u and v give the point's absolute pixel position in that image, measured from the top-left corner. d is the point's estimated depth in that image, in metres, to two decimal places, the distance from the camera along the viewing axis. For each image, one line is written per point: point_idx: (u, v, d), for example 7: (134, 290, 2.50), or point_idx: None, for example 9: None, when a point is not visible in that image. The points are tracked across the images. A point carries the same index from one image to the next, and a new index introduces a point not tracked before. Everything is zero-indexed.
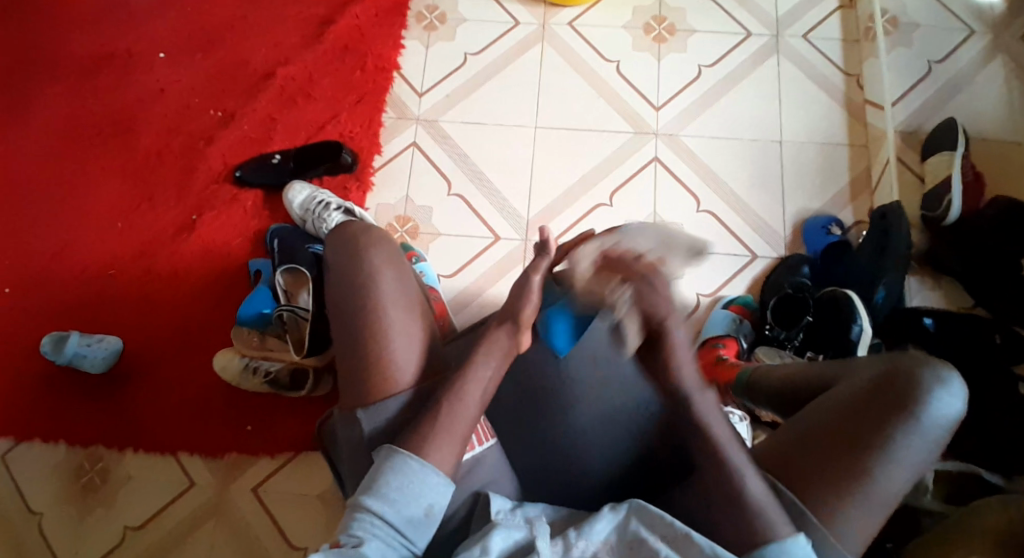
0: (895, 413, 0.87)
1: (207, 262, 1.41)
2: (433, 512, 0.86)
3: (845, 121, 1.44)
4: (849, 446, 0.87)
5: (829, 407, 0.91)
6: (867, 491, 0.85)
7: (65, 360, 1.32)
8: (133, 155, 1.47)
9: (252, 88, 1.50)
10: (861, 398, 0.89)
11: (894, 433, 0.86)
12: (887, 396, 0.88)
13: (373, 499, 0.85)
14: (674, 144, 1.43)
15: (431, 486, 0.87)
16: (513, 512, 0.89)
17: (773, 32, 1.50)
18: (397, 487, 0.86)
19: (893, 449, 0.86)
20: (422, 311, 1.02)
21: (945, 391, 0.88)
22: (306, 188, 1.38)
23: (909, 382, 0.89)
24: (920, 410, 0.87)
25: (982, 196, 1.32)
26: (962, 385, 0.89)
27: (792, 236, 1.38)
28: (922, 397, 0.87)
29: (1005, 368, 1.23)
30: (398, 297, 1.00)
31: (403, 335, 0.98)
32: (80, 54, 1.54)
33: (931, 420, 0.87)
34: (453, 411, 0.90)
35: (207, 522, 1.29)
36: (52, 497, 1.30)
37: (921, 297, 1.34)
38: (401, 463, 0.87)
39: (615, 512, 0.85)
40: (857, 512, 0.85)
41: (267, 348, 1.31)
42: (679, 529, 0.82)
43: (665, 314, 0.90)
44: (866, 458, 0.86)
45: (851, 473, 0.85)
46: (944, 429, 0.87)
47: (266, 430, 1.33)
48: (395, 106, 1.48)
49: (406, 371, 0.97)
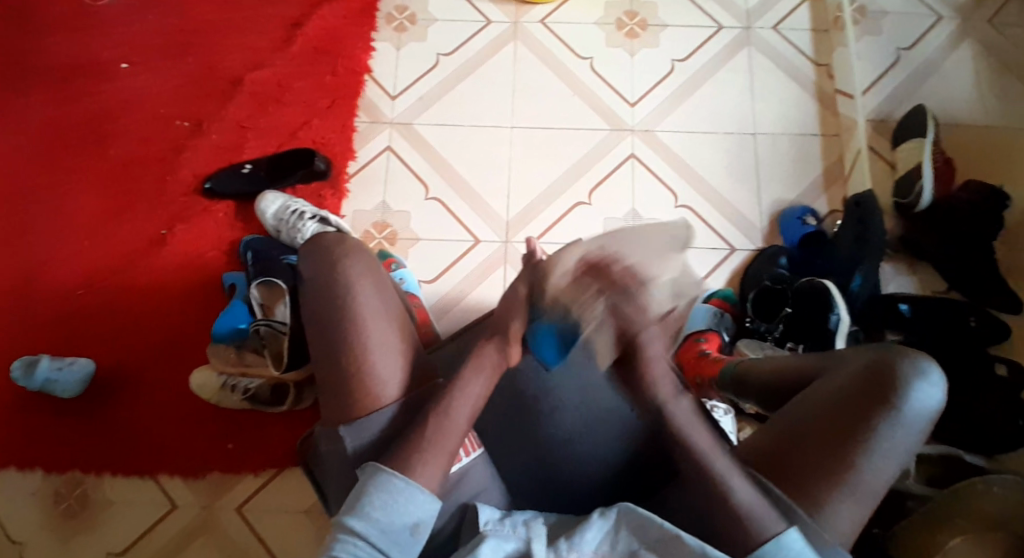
0: (877, 405, 0.88)
1: (181, 277, 1.37)
2: (419, 529, 0.86)
3: (817, 110, 1.45)
4: (835, 440, 0.87)
5: (812, 401, 0.91)
6: (854, 485, 0.86)
7: (38, 384, 1.28)
8: (97, 169, 1.43)
9: (219, 96, 1.46)
10: (844, 392, 0.90)
11: (877, 425, 0.87)
12: (870, 388, 0.89)
13: (357, 519, 0.84)
14: (651, 140, 1.43)
15: (416, 503, 0.86)
16: (502, 522, 0.87)
17: (744, 24, 1.51)
18: (381, 506, 0.85)
19: (878, 441, 0.86)
20: (403, 321, 1.01)
21: (925, 382, 0.89)
22: (280, 197, 1.35)
23: (890, 374, 0.89)
24: (902, 402, 0.88)
25: (953, 181, 1.34)
26: (941, 374, 0.90)
27: (768, 227, 1.39)
28: (903, 388, 0.88)
29: (981, 351, 1.26)
30: (380, 308, 0.99)
31: (387, 346, 0.97)
32: (37, 65, 1.49)
33: (913, 411, 0.88)
34: (441, 428, 0.90)
35: (193, 543, 1.26)
36: (31, 524, 1.27)
37: (898, 284, 1.36)
38: (385, 481, 0.86)
39: (605, 519, 0.84)
40: (845, 506, 0.85)
41: (245, 363, 1.28)
42: (669, 531, 0.82)
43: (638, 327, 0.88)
44: (851, 452, 0.86)
45: (836, 466, 0.86)
46: (926, 419, 0.89)
47: (249, 446, 1.30)
48: (367, 111, 1.45)
49: (391, 384, 0.96)
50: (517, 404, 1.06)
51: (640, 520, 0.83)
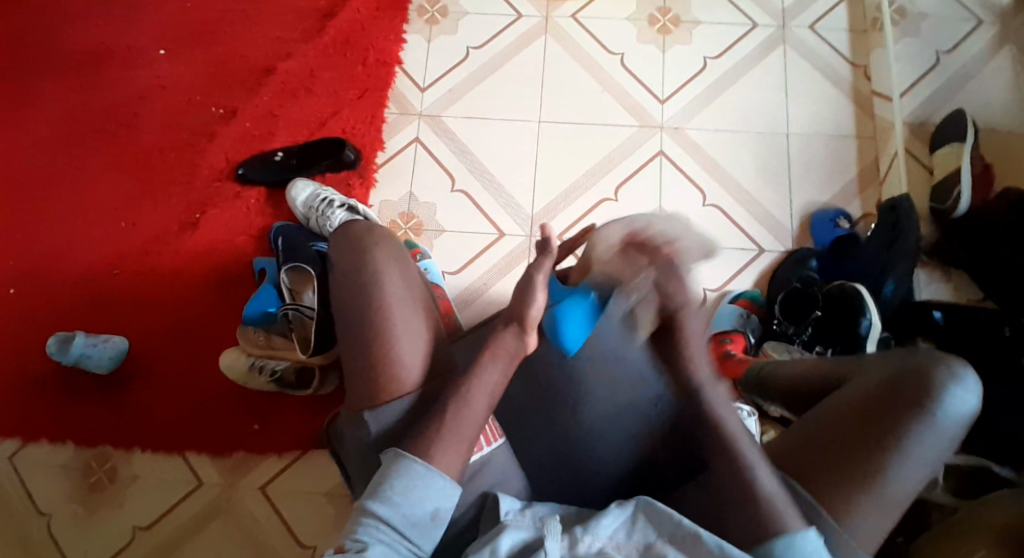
0: (909, 410, 0.86)
1: (211, 261, 1.40)
2: (439, 516, 0.87)
3: (852, 112, 1.43)
4: (863, 444, 0.86)
5: (841, 405, 0.90)
6: (882, 490, 0.84)
7: (72, 359, 1.31)
8: (135, 153, 1.46)
9: (254, 85, 1.49)
10: (875, 395, 0.88)
11: (907, 430, 0.85)
12: (902, 392, 0.87)
13: (378, 504, 0.85)
14: (680, 137, 1.42)
15: (436, 489, 0.87)
16: (521, 513, 0.89)
17: (779, 22, 1.48)
18: (401, 491, 0.86)
19: (908, 446, 0.85)
20: (428, 310, 1.02)
21: (960, 387, 0.87)
22: (310, 185, 1.37)
23: (924, 378, 0.88)
24: (935, 407, 0.86)
25: (992, 189, 1.30)
26: (976, 381, 0.88)
27: (799, 230, 1.37)
28: (936, 393, 0.87)
29: (1017, 361, 1.22)
30: (404, 296, 0.99)
31: (408, 335, 0.97)
32: (81, 51, 1.53)
33: (945, 415, 0.86)
34: (459, 414, 0.90)
35: (215, 521, 1.29)
36: (60, 496, 1.30)
37: (931, 291, 1.33)
38: (407, 467, 0.87)
39: (622, 509, 0.85)
40: (872, 510, 0.84)
41: (273, 347, 1.31)
42: (687, 527, 0.81)
43: (682, 303, 0.92)
44: (878, 456, 0.85)
45: (863, 470, 0.85)
46: (960, 426, 0.87)
47: (272, 429, 1.33)
48: (398, 102, 1.46)
49: (411, 370, 0.96)
50: (541, 395, 1.04)
51: (659, 514, 0.83)
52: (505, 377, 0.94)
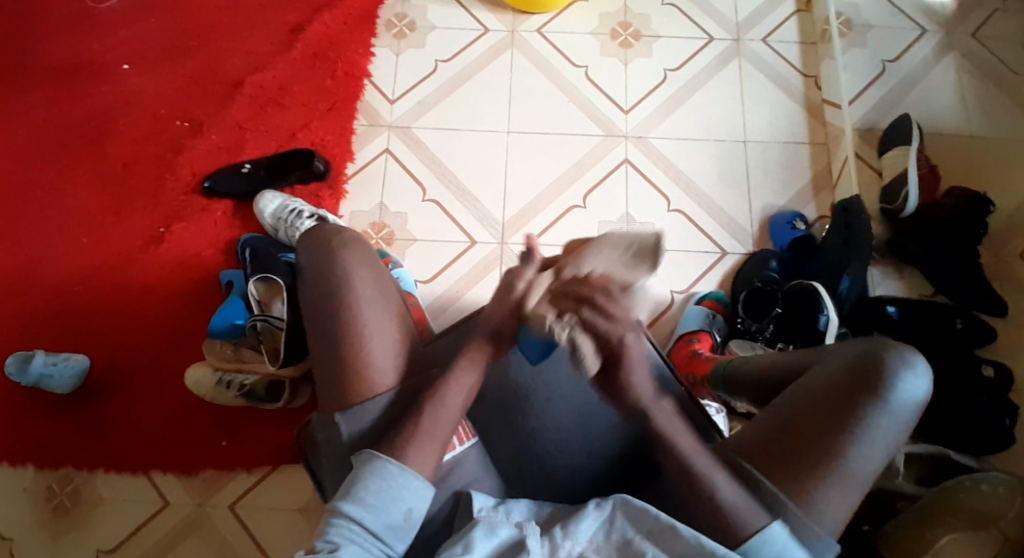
0: (865, 397, 0.88)
1: (177, 275, 1.38)
2: (412, 517, 0.86)
3: (805, 119, 1.49)
4: (822, 433, 0.88)
5: (802, 396, 0.92)
6: (842, 476, 0.86)
7: (32, 380, 1.28)
8: (96, 169, 1.44)
9: (219, 98, 1.48)
10: (831, 386, 0.90)
11: (863, 417, 0.88)
12: (856, 380, 0.89)
13: (350, 505, 0.84)
14: (645, 146, 1.46)
15: (410, 490, 0.86)
16: (494, 509, 0.88)
17: (735, 36, 1.55)
18: (374, 492, 0.85)
19: (865, 431, 0.87)
20: (398, 308, 0.99)
21: (912, 374, 0.90)
22: (278, 197, 1.37)
23: (877, 367, 0.90)
24: (890, 394, 0.88)
25: (937, 188, 1.37)
26: (927, 367, 0.91)
27: (759, 232, 1.42)
28: (889, 380, 0.89)
29: (969, 352, 1.29)
30: (373, 295, 0.96)
31: (378, 336, 0.94)
32: (41, 65, 1.51)
33: (899, 402, 0.88)
34: (436, 415, 0.90)
35: (183, 540, 1.26)
36: (21, 520, 1.27)
37: (885, 287, 1.38)
38: (380, 468, 0.86)
39: (599, 510, 0.85)
40: (834, 496, 0.86)
41: (242, 360, 1.29)
42: (664, 522, 0.83)
43: (619, 334, 0.85)
44: (838, 443, 0.87)
45: (825, 457, 0.87)
46: (913, 410, 0.89)
47: (242, 444, 1.30)
48: (366, 113, 1.47)
49: (386, 373, 0.94)
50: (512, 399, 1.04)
51: (636, 511, 0.84)
52: (478, 377, 0.93)
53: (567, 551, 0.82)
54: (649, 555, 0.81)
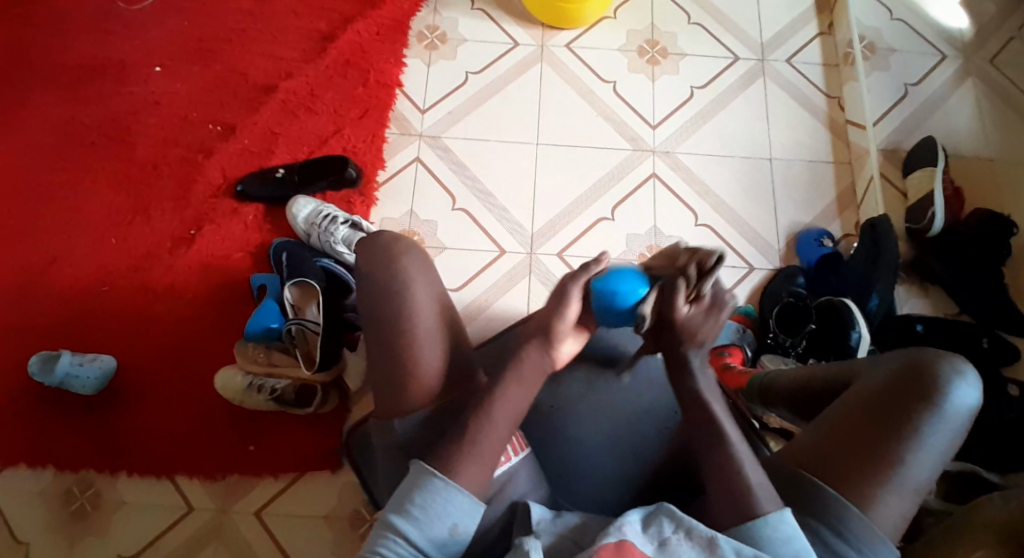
0: (919, 405, 0.88)
1: (206, 277, 1.37)
2: (458, 531, 0.84)
3: (828, 138, 1.52)
4: (878, 438, 0.87)
5: (853, 404, 0.91)
6: (899, 483, 0.86)
7: (56, 380, 1.26)
8: (124, 170, 1.43)
9: (251, 103, 1.49)
10: (884, 392, 0.90)
11: (918, 424, 0.87)
12: (909, 386, 0.89)
13: (397, 516, 0.84)
14: (672, 161, 1.48)
15: (454, 505, 0.84)
16: (554, 520, 0.87)
17: (759, 56, 1.58)
18: (420, 505, 0.84)
19: (921, 438, 0.87)
20: (453, 317, 0.97)
21: (961, 381, 0.89)
22: (311, 202, 1.38)
23: (928, 374, 0.89)
24: (942, 401, 0.88)
25: (961, 209, 1.39)
26: (976, 374, 0.90)
27: (785, 248, 1.43)
28: (941, 387, 0.88)
29: (995, 369, 1.29)
30: (432, 304, 0.95)
31: (435, 342, 0.93)
32: (71, 65, 1.51)
33: (951, 408, 0.88)
34: (480, 433, 0.87)
35: (208, 546, 1.24)
36: (39, 524, 1.25)
37: (910, 305, 1.40)
38: (426, 482, 0.84)
39: (648, 508, 0.84)
40: (891, 503, 0.86)
41: (272, 363, 1.28)
42: (705, 534, 0.80)
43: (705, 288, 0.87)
44: (896, 450, 0.86)
45: (883, 464, 0.86)
46: (964, 417, 0.89)
47: (269, 449, 1.29)
48: (398, 122, 1.48)
49: (437, 378, 0.93)
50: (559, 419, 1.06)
51: (685, 519, 0.82)
52: (531, 394, 0.90)
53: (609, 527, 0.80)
54: None
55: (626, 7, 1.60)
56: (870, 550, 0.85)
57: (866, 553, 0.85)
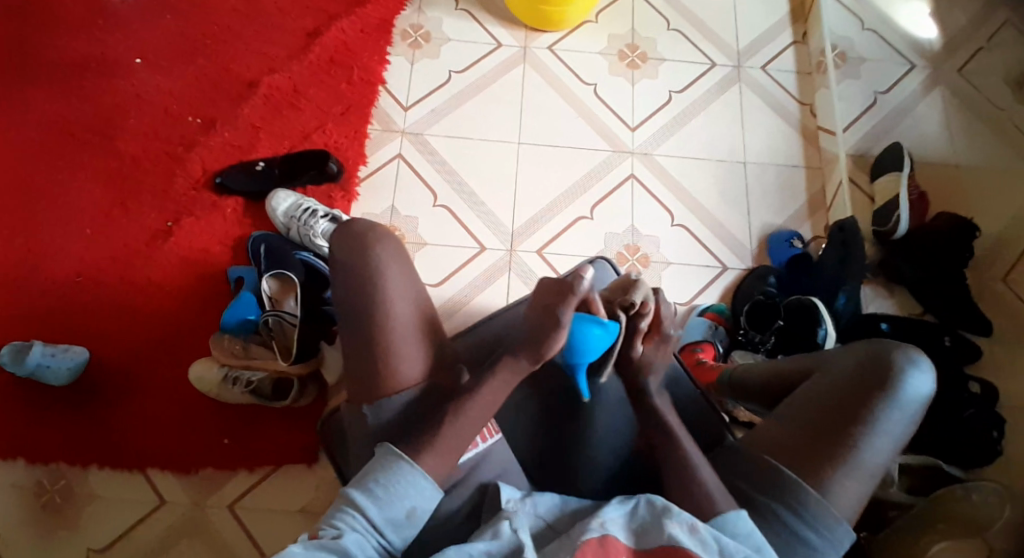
0: (876, 393, 0.91)
1: (183, 270, 1.36)
2: (416, 515, 0.86)
3: (802, 144, 1.56)
4: (836, 430, 0.90)
5: (816, 393, 0.94)
6: (856, 467, 0.89)
7: (28, 370, 1.25)
8: (101, 161, 1.42)
9: (232, 97, 1.48)
10: (846, 382, 0.93)
11: (874, 412, 0.90)
12: (869, 375, 0.92)
13: (359, 492, 0.85)
14: (651, 162, 1.51)
15: (417, 489, 0.86)
16: (523, 501, 0.89)
17: (736, 63, 1.62)
18: (383, 485, 0.86)
19: (877, 425, 0.90)
20: (426, 306, 0.98)
21: (917, 370, 0.92)
22: (292, 195, 1.38)
23: (885, 365, 0.92)
24: (899, 389, 0.91)
25: (926, 213, 1.45)
26: (931, 364, 0.94)
27: (758, 249, 1.47)
28: (897, 376, 0.91)
29: (958, 366, 1.35)
30: (406, 292, 0.95)
31: (411, 335, 0.94)
32: (49, 55, 1.49)
33: (906, 396, 0.91)
34: (456, 432, 0.90)
35: (181, 540, 1.24)
36: (8, 518, 1.23)
37: (876, 304, 1.45)
38: (392, 464, 0.87)
39: (625, 500, 0.87)
40: (849, 486, 0.89)
41: (250, 356, 1.28)
42: (684, 519, 0.83)
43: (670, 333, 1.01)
44: (853, 436, 0.89)
45: (841, 449, 0.89)
46: (919, 405, 0.92)
47: (244, 443, 1.29)
48: (381, 119, 1.49)
49: (412, 367, 0.94)
50: (548, 402, 1.06)
51: (661, 508, 0.85)
52: (504, 392, 0.94)
53: (589, 523, 0.83)
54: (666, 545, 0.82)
55: (607, 12, 1.63)
56: (830, 532, 0.88)
57: (824, 533, 0.88)
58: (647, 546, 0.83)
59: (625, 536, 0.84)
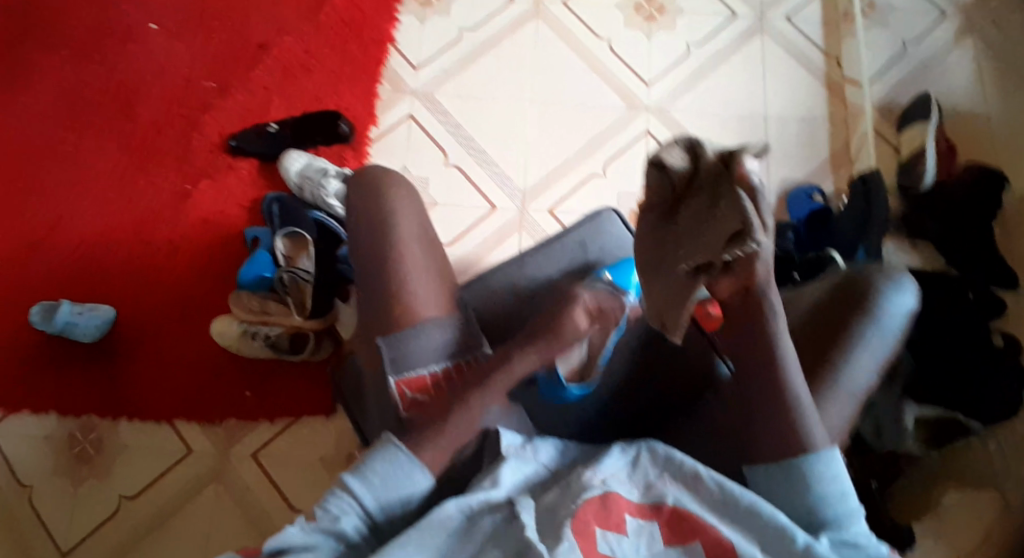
0: (858, 314, 0.96)
1: (202, 231, 1.40)
2: (408, 505, 0.81)
3: (827, 98, 1.51)
4: (816, 349, 0.96)
5: (802, 319, 0.99)
6: (845, 384, 0.93)
7: (57, 328, 1.30)
8: (123, 128, 1.46)
9: (246, 60, 1.50)
10: (829, 305, 0.98)
11: (858, 330, 0.95)
12: (850, 297, 0.97)
13: (356, 478, 0.79)
14: (667, 118, 1.48)
15: (413, 480, 0.81)
16: (523, 447, 0.86)
17: (758, 13, 1.57)
18: (381, 475, 0.80)
19: (862, 343, 0.94)
20: (439, 254, 1.00)
21: (897, 290, 0.97)
22: (303, 155, 1.41)
23: (865, 286, 0.97)
24: (879, 309, 0.96)
25: (954, 164, 1.42)
26: (912, 283, 0.98)
27: (778, 204, 1.45)
28: (877, 296, 0.96)
29: (986, 320, 1.31)
30: (417, 236, 0.98)
31: (425, 277, 0.96)
32: (69, 23, 1.52)
33: (887, 315, 0.96)
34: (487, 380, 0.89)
35: (207, 487, 1.29)
36: (43, 467, 1.30)
37: (899, 259, 1.40)
38: (392, 455, 0.81)
39: (625, 451, 0.84)
40: (841, 404, 0.92)
41: (266, 312, 1.30)
42: (689, 467, 0.82)
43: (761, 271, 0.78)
44: (840, 355, 0.94)
45: (829, 367, 0.93)
46: (901, 323, 0.96)
47: (265, 396, 1.34)
48: (391, 79, 1.49)
49: (427, 305, 0.94)
50: None
51: (668, 457, 0.83)
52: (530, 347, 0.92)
53: (589, 479, 0.80)
54: (670, 497, 0.81)
55: None
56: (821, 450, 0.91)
57: None
58: (654, 502, 0.81)
59: (629, 492, 0.81)
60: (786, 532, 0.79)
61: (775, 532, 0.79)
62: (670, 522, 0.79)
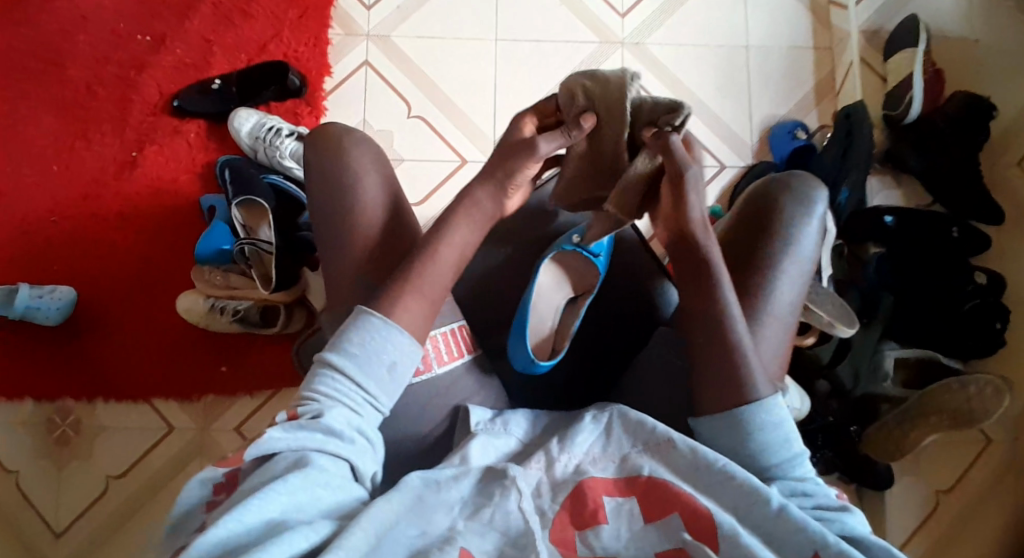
0: (772, 235, 0.91)
1: (155, 201, 1.34)
2: (396, 370, 0.80)
3: (811, 22, 1.42)
4: (740, 279, 0.91)
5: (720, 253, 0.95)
6: (770, 312, 0.89)
7: (17, 314, 1.26)
8: (57, 93, 1.36)
9: (181, 9, 1.39)
10: (744, 233, 0.94)
11: (773, 252, 0.91)
12: (762, 219, 0.93)
13: (335, 354, 0.79)
14: (640, 52, 1.40)
15: (394, 343, 0.80)
16: (493, 421, 0.87)
17: None
18: (358, 343, 0.79)
19: (780, 266, 0.90)
20: (396, 192, 0.94)
21: (806, 203, 0.93)
22: (254, 113, 1.32)
23: (773, 203, 0.93)
24: (791, 226, 0.92)
25: (941, 94, 1.35)
26: (821, 192, 0.94)
27: (759, 144, 1.38)
28: (787, 213, 0.92)
29: (962, 258, 1.29)
30: (372, 173, 0.92)
31: (371, 214, 0.90)
32: None
33: (800, 230, 0.92)
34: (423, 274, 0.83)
35: (193, 462, 1.28)
36: (24, 453, 1.29)
37: (883, 197, 1.37)
38: (364, 321, 0.80)
39: (597, 422, 0.81)
40: (768, 334, 0.89)
41: (232, 286, 1.27)
42: (661, 434, 0.78)
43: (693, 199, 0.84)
44: (760, 282, 0.90)
45: (752, 298, 0.90)
46: (814, 237, 0.93)
47: (241, 369, 1.31)
48: (342, 22, 1.39)
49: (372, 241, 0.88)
50: None
51: (634, 423, 0.79)
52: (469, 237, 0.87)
53: (562, 458, 0.78)
54: (647, 469, 0.76)
55: None
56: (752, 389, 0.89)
57: None
58: (628, 476, 0.77)
59: (603, 470, 0.78)
60: (757, 494, 0.73)
61: (747, 496, 0.74)
62: (646, 493, 0.75)
